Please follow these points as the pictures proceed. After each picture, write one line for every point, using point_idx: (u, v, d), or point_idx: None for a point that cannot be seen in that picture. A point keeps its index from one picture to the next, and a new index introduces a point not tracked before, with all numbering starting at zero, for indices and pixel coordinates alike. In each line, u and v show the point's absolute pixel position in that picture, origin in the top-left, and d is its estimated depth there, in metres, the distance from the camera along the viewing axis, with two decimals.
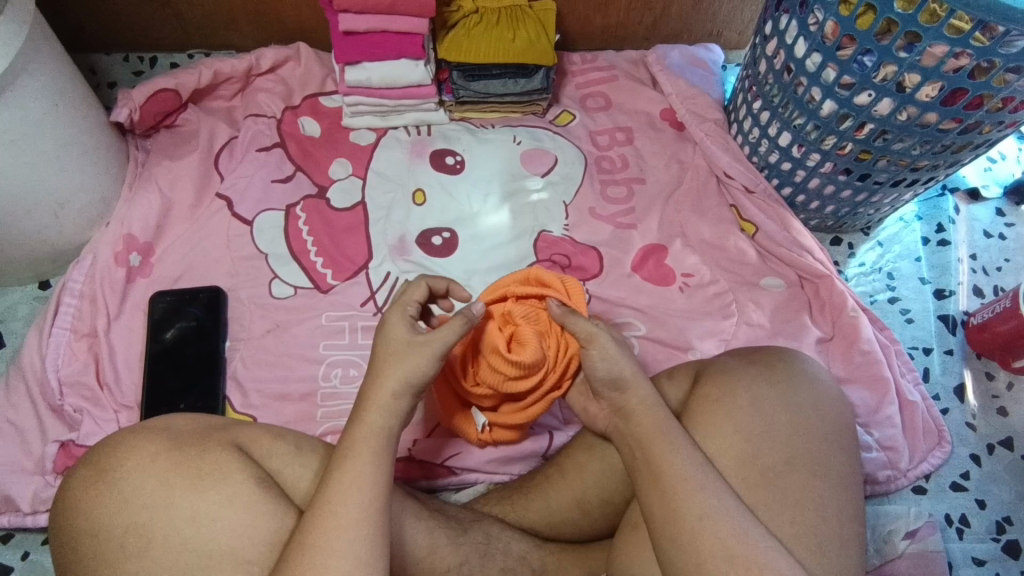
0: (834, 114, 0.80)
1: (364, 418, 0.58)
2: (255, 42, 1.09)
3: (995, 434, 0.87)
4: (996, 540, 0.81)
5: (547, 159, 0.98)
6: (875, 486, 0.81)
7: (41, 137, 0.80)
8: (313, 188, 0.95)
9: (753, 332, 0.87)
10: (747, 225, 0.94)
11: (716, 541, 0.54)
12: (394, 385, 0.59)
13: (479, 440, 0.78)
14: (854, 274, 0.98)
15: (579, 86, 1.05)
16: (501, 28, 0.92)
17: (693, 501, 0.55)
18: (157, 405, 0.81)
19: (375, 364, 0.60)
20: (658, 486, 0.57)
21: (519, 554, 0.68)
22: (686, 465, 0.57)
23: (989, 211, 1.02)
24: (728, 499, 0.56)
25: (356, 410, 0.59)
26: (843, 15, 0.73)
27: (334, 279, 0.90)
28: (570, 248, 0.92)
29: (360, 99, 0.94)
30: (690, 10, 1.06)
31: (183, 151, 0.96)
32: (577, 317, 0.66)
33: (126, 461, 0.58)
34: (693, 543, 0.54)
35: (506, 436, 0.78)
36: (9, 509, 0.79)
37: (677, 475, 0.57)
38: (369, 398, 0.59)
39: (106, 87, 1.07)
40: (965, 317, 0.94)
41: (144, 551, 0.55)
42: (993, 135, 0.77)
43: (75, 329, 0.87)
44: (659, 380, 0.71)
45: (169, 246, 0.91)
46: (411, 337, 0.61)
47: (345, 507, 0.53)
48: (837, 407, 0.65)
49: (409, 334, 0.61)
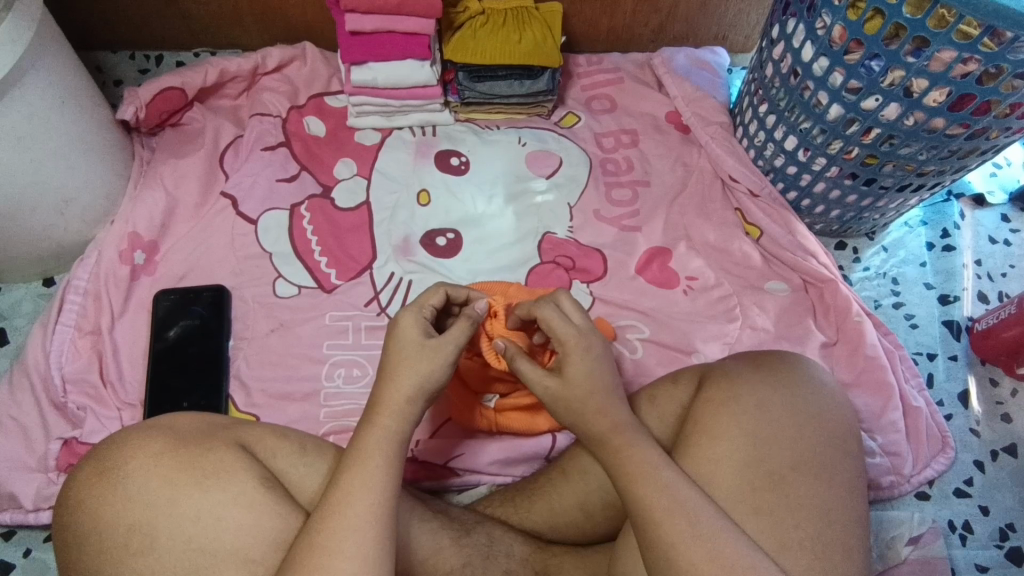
0: (841, 118, 0.80)
1: (378, 423, 0.58)
2: (261, 42, 1.09)
3: (998, 441, 0.87)
4: (999, 548, 0.81)
5: (552, 161, 0.98)
6: (878, 492, 0.81)
7: (48, 133, 0.80)
8: (319, 188, 0.95)
9: (757, 336, 0.87)
10: (752, 228, 0.94)
11: (705, 561, 0.53)
12: (403, 383, 0.59)
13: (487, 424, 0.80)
14: (858, 279, 0.98)
15: (584, 88, 1.05)
16: (507, 29, 0.93)
17: (677, 523, 0.55)
18: (160, 404, 0.81)
19: (386, 367, 0.60)
20: (643, 502, 0.57)
21: (521, 556, 0.68)
22: (663, 487, 0.57)
23: (994, 217, 1.01)
24: (715, 516, 0.56)
25: (365, 418, 0.59)
26: (852, 20, 0.73)
27: (338, 279, 0.90)
28: (574, 251, 0.92)
29: (365, 99, 0.94)
30: (697, 13, 1.06)
31: (189, 149, 0.96)
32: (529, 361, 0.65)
33: (131, 460, 0.58)
34: (677, 564, 0.54)
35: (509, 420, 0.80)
36: (11, 506, 0.79)
37: (655, 499, 0.56)
38: (382, 402, 0.59)
39: (112, 85, 1.07)
40: (970, 323, 0.93)
41: (149, 550, 0.55)
42: (1000, 141, 0.77)
43: (78, 326, 0.87)
44: (663, 384, 0.71)
45: (174, 244, 0.92)
46: (424, 340, 0.61)
47: (354, 509, 0.53)
48: (842, 412, 0.65)
49: (422, 337, 0.61)
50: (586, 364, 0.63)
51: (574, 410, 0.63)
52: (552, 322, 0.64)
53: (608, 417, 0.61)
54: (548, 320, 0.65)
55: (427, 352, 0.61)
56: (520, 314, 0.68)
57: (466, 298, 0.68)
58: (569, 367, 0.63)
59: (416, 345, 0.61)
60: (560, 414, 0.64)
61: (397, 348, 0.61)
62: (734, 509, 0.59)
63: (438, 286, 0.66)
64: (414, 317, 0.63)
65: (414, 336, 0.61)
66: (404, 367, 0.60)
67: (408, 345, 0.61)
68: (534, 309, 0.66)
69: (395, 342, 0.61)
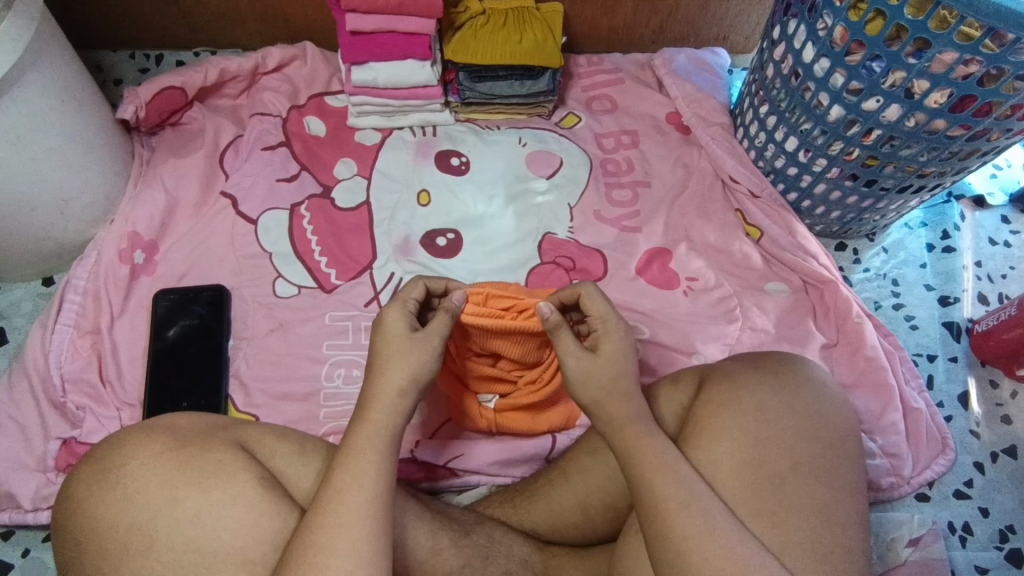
0: (842, 119, 0.80)
1: (369, 419, 0.58)
2: (261, 41, 1.09)
3: (998, 442, 0.87)
4: (999, 549, 0.81)
5: (552, 162, 0.98)
6: (878, 493, 0.81)
7: (47, 132, 0.80)
8: (319, 187, 0.95)
9: (757, 337, 0.87)
10: (752, 229, 0.94)
11: (709, 560, 0.53)
12: (392, 377, 0.60)
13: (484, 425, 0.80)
14: (858, 281, 0.98)
15: (584, 88, 1.05)
16: (507, 29, 0.92)
17: (688, 519, 0.55)
18: (159, 404, 0.81)
19: (374, 360, 0.61)
20: (648, 500, 0.57)
21: (520, 557, 0.68)
22: (681, 480, 0.57)
23: (994, 218, 1.01)
24: (720, 515, 0.56)
25: (355, 416, 0.59)
26: (853, 21, 0.73)
27: (338, 279, 0.90)
28: (574, 251, 0.92)
29: (365, 99, 0.94)
30: (697, 13, 1.06)
31: (189, 149, 0.95)
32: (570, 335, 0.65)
33: (129, 460, 0.57)
34: (685, 561, 0.54)
35: (507, 421, 0.80)
36: (9, 506, 0.78)
37: (668, 492, 0.56)
38: (368, 400, 0.59)
39: (112, 84, 1.07)
40: (970, 324, 0.93)
41: (148, 551, 0.55)
42: (1001, 142, 0.77)
43: (77, 326, 0.87)
44: (664, 384, 0.70)
45: (173, 243, 0.91)
46: (410, 332, 0.62)
47: (348, 506, 0.53)
48: (843, 415, 0.65)
49: (406, 330, 0.62)
50: (621, 343, 0.64)
51: (601, 387, 0.63)
52: (591, 300, 0.66)
53: (629, 404, 0.62)
54: (591, 298, 0.66)
55: (417, 347, 0.61)
56: (561, 293, 0.68)
57: (445, 288, 0.69)
58: (604, 344, 0.64)
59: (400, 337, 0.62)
60: (585, 392, 0.64)
61: (382, 339, 0.62)
62: (734, 510, 0.59)
63: (417, 279, 0.67)
64: (396, 309, 0.63)
65: (400, 329, 0.62)
66: (390, 359, 0.60)
67: (394, 339, 0.62)
68: (578, 288, 0.67)
69: (377, 333, 0.63)
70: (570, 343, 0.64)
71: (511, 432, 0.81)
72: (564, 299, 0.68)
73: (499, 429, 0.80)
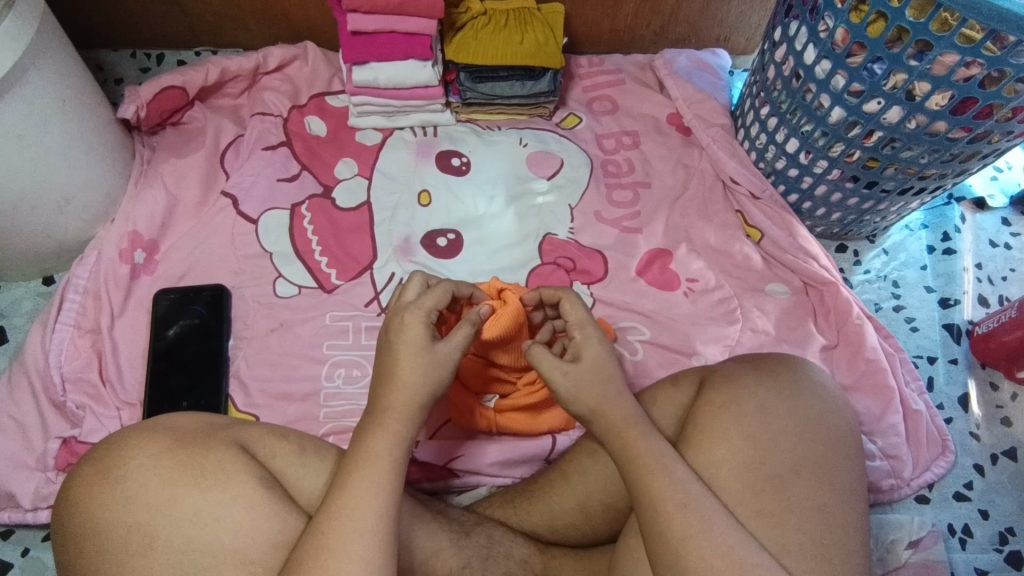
0: (844, 121, 0.80)
1: (385, 425, 0.58)
2: (262, 41, 1.09)
3: (998, 445, 0.87)
4: (998, 551, 0.80)
5: (554, 163, 0.98)
6: (878, 495, 0.81)
7: (49, 132, 0.80)
8: (319, 187, 0.95)
9: (757, 338, 0.87)
10: (752, 231, 0.94)
11: (708, 561, 0.53)
12: (406, 386, 0.59)
13: (484, 428, 0.80)
14: (859, 282, 0.98)
15: (585, 89, 1.05)
16: (509, 30, 0.93)
17: (684, 520, 0.55)
18: (160, 403, 0.81)
19: (389, 368, 0.60)
20: (646, 503, 0.57)
21: (520, 558, 0.68)
22: (678, 481, 0.57)
23: (995, 220, 1.01)
24: (718, 517, 0.56)
25: (373, 423, 0.58)
26: (854, 23, 0.73)
27: (339, 279, 0.90)
28: (575, 252, 0.92)
29: (367, 99, 0.94)
30: (699, 14, 1.06)
31: (190, 148, 0.96)
32: (547, 350, 0.65)
33: (130, 460, 0.57)
34: (683, 562, 0.54)
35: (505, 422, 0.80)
36: (9, 505, 0.78)
37: (666, 492, 0.56)
38: (387, 408, 0.58)
39: (113, 84, 1.07)
40: (970, 326, 0.94)
41: (148, 551, 0.55)
42: (1002, 144, 0.77)
43: (78, 325, 0.87)
44: (664, 386, 0.70)
45: (174, 243, 0.91)
46: (431, 345, 0.61)
47: (366, 516, 0.53)
48: (844, 416, 0.65)
49: (428, 340, 0.61)
50: (602, 347, 0.65)
51: (595, 392, 0.63)
52: (569, 306, 0.68)
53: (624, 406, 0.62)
54: (570, 303, 0.68)
55: (434, 361, 0.61)
56: (543, 292, 0.70)
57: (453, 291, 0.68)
58: (586, 350, 0.65)
59: (415, 351, 0.60)
60: (575, 403, 0.64)
61: (404, 351, 0.60)
62: (733, 512, 0.59)
63: (448, 285, 0.65)
64: (419, 316, 0.62)
65: (420, 338, 0.61)
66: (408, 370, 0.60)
67: (411, 352, 0.60)
68: (560, 292, 0.69)
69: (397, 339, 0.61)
70: (550, 358, 0.64)
71: (510, 431, 0.81)
72: (545, 298, 0.71)
73: (499, 429, 0.80)
